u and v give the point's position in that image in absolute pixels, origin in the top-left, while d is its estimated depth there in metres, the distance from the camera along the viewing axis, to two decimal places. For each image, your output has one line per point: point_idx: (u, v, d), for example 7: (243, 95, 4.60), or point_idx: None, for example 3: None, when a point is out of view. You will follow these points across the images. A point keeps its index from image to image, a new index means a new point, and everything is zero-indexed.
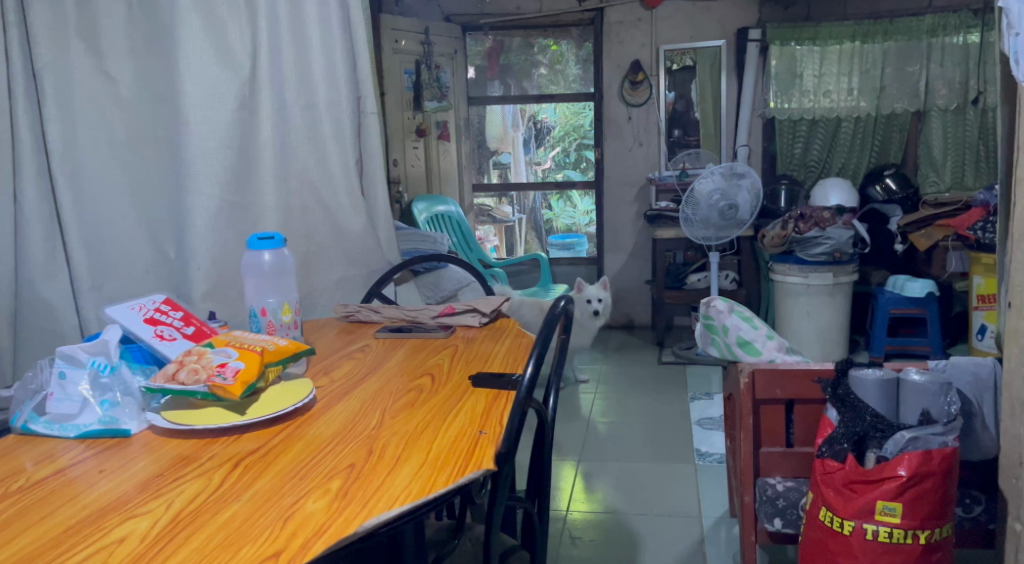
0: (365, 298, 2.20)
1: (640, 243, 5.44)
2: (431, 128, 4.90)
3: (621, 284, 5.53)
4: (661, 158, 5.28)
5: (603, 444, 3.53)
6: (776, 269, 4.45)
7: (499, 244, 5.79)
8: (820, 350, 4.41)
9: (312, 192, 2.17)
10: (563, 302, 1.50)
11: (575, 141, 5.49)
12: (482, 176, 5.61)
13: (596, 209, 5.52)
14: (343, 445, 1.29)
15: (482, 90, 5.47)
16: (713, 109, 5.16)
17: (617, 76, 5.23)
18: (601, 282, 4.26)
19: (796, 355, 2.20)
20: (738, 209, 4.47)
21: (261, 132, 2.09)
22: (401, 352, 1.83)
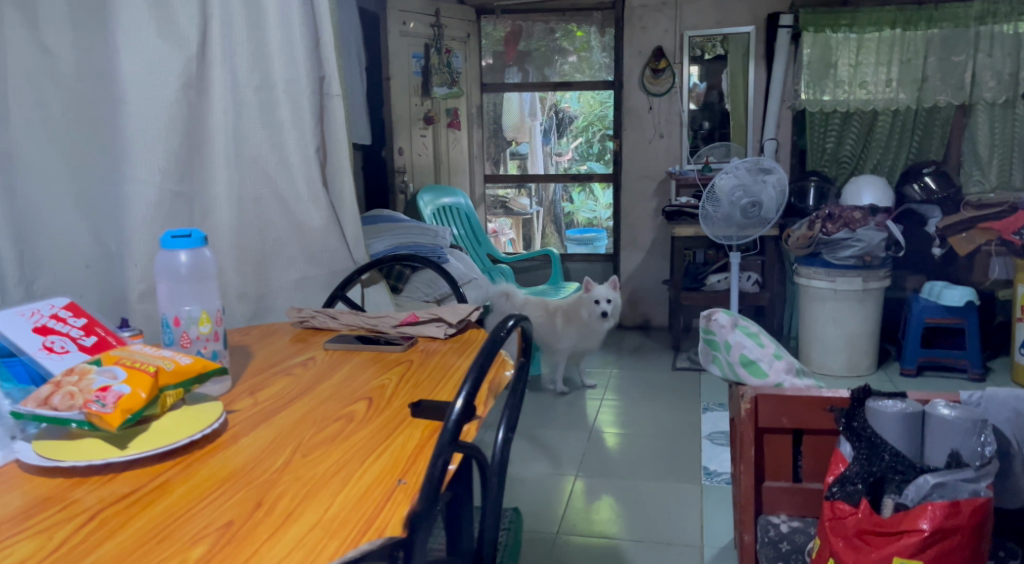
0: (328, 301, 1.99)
1: (659, 240, 5.16)
2: (440, 115, 4.74)
3: (639, 283, 5.26)
4: (683, 152, 5.00)
5: (604, 457, 3.29)
6: (801, 271, 4.17)
7: (515, 238, 5.53)
8: (846, 360, 4.11)
9: (268, 182, 1.97)
10: (515, 319, 1.24)
11: (598, 132, 5.24)
12: (498, 166, 5.37)
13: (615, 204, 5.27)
14: (231, 493, 1.08)
15: (498, 76, 5.23)
16: (741, 100, 4.87)
17: (638, 63, 4.96)
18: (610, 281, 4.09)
19: (808, 379, 1.94)
20: (761, 207, 4.24)
21: (213, 113, 1.89)
22: (347, 367, 1.62)
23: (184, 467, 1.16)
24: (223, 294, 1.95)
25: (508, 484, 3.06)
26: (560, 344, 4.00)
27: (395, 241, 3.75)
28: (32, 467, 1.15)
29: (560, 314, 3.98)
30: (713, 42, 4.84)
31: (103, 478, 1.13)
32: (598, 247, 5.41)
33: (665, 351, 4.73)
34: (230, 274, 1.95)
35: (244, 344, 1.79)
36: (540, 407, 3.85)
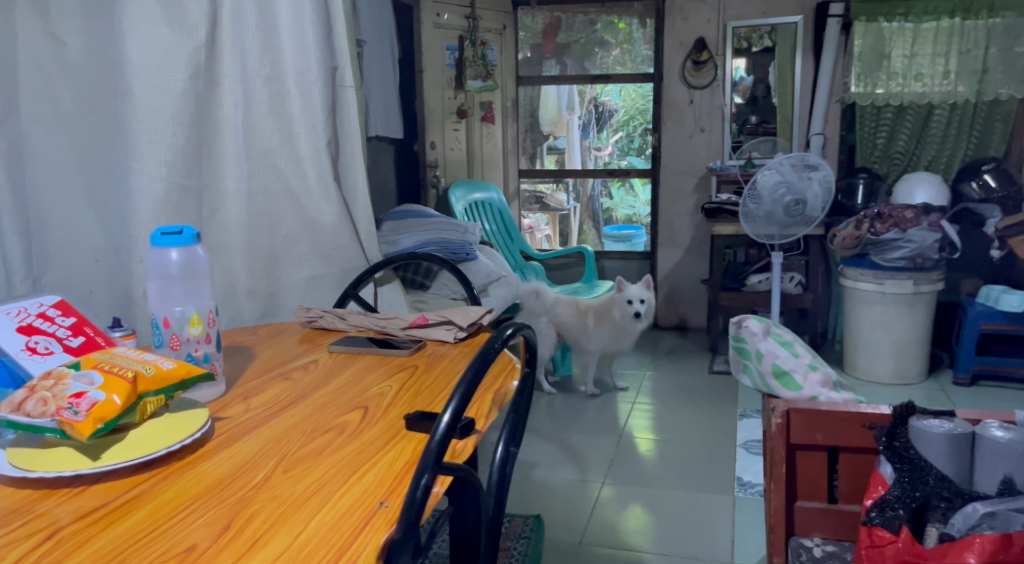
0: (339, 301, 1.92)
1: (699, 238, 5.01)
2: (474, 110, 4.68)
3: (677, 282, 5.11)
4: (725, 147, 4.84)
5: (633, 465, 3.17)
6: (846, 273, 4.00)
7: (551, 234, 5.43)
8: (893, 366, 3.93)
9: (277, 176, 1.90)
10: (510, 329, 1.17)
11: (639, 125, 5.09)
12: (535, 161, 5.27)
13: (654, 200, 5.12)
14: (203, 511, 1.00)
15: (536, 69, 5.13)
16: (787, 93, 4.69)
17: (680, 54, 4.81)
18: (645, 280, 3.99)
19: (846, 392, 1.81)
20: (806, 205, 4.10)
21: (223, 104, 1.82)
22: (349, 372, 1.53)
23: (159, 480, 1.08)
24: (233, 290, 1.89)
25: (532, 490, 2.97)
26: (590, 344, 3.95)
27: (425, 236, 3.67)
28: (1, 478, 1.07)
29: (591, 315, 3.92)
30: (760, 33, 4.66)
31: (71, 491, 1.05)
32: (637, 244, 5.27)
33: (702, 353, 4.58)
34: (240, 271, 1.89)
35: (246, 344, 1.72)
36: (570, 410, 3.75)
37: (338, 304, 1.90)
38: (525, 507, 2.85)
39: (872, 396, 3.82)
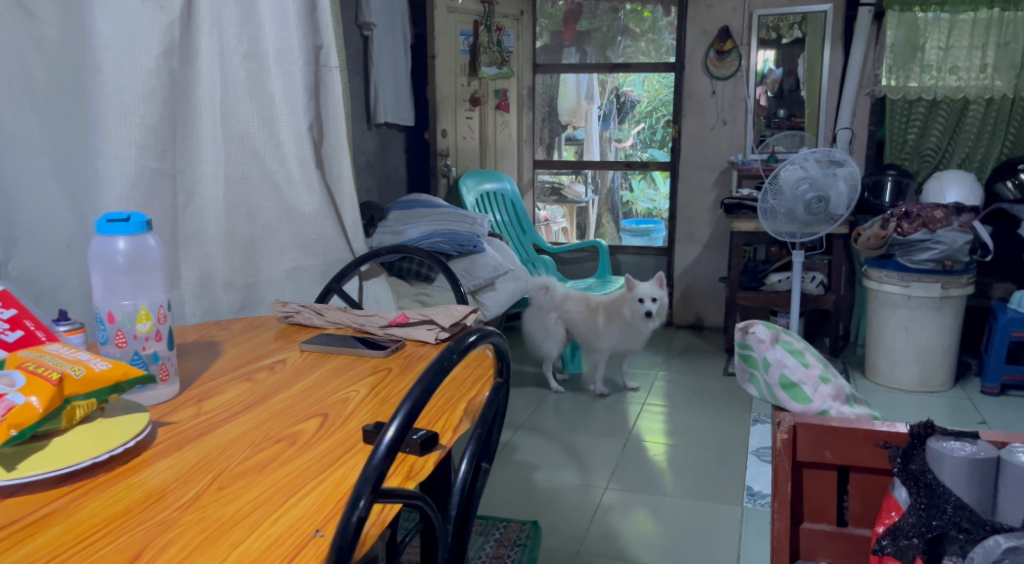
0: (321, 295, 1.81)
1: (718, 234, 4.84)
2: (488, 97, 4.70)
3: (694, 280, 4.96)
4: (748, 140, 4.67)
5: (638, 469, 3.05)
6: (871, 273, 3.83)
7: (567, 227, 5.31)
8: (917, 373, 3.76)
9: (256, 161, 1.80)
10: (473, 336, 1.08)
11: (662, 117, 4.93)
12: (552, 152, 5.15)
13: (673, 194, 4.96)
14: (119, 535, 0.90)
15: (555, 56, 5.01)
16: (814, 84, 4.51)
17: (703, 43, 4.66)
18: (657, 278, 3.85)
19: (863, 409, 1.66)
20: (829, 202, 3.98)
21: (200, 84, 1.72)
22: (317, 374, 1.42)
23: (77, 496, 0.98)
24: (210, 282, 1.78)
25: (532, 493, 2.87)
26: (600, 342, 3.84)
27: (430, 226, 3.70)
28: None
29: (601, 311, 3.81)
30: (790, 22, 4.48)
31: None
32: (654, 238, 5.09)
33: (718, 354, 4.44)
34: (218, 261, 1.78)
35: (216, 339, 1.62)
36: (578, 410, 3.63)
37: (320, 298, 1.80)
38: (523, 511, 2.74)
39: (894, 405, 3.66)
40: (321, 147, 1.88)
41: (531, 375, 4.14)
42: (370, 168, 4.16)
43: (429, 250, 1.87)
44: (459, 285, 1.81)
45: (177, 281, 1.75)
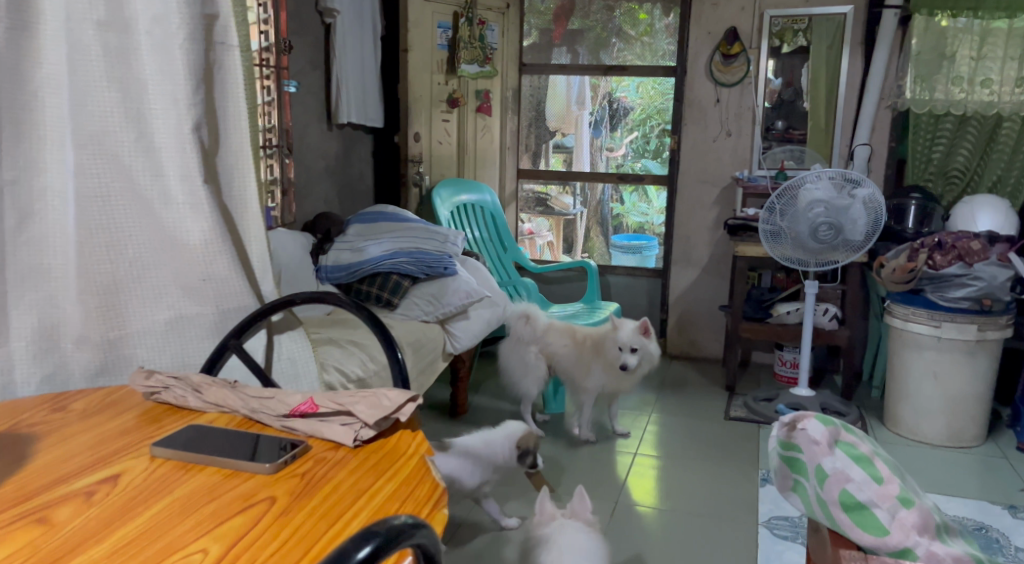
0: (212, 364, 1.33)
1: (718, 256, 4.37)
2: (468, 98, 4.23)
3: (691, 306, 4.48)
4: (753, 153, 4.20)
5: (628, 543, 2.57)
6: (895, 310, 3.38)
7: (553, 243, 4.81)
8: (946, 426, 3.29)
9: (120, 172, 1.35)
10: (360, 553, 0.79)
11: (656, 126, 4.45)
12: (538, 161, 4.67)
13: (670, 210, 4.47)
14: None
15: (544, 57, 4.54)
16: (830, 95, 4.07)
17: (706, 46, 4.20)
18: (644, 323, 3.35)
19: (946, 536, 1.26)
20: (843, 230, 3.56)
21: (44, 64, 1.29)
22: (158, 504, 0.93)
23: None
24: (56, 334, 1.34)
25: None
26: (586, 382, 3.35)
27: (395, 244, 3.28)
28: None
29: (588, 344, 3.34)
30: (795, 29, 4.05)
31: None
32: (647, 258, 4.62)
33: (717, 393, 3.96)
34: (68, 306, 1.34)
35: (35, 430, 1.12)
36: (558, 462, 3.15)
37: (208, 369, 1.32)
38: None
39: (921, 463, 3.19)
40: (213, 155, 1.42)
41: (507, 414, 3.65)
42: (331, 174, 3.68)
43: (350, 300, 1.33)
44: (400, 361, 1.31)
45: (9, 332, 1.31)
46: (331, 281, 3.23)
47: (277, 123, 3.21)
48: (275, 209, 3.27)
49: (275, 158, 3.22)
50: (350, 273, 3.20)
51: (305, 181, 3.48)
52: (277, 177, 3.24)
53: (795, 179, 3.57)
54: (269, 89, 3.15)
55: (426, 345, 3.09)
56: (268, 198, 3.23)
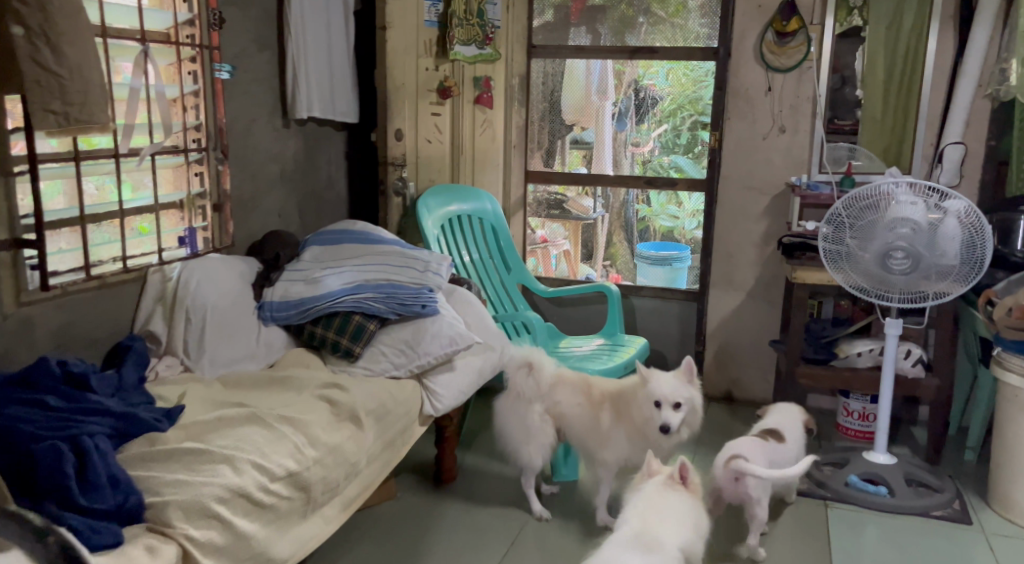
0: None
1: (767, 278, 3.61)
2: (462, 86, 3.47)
3: (732, 337, 3.71)
4: (812, 154, 3.43)
5: None
6: (1010, 363, 2.61)
7: (567, 252, 3.95)
8: None
9: None
10: None
11: (688, 118, 3.64)
12: (552, 160, 3.85)
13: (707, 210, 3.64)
14: None
15: (559, 38, 3.74)
16: (902, 87, 3.32)
17: (757, 23, 3.41)
18: (685, 361, 2.57)
19: None
20: (935, 256, 2.78)
21: None
22: None
23: None
24: None
25: None
26: (604, 453, 2.59)
27: (360, 274, 2.58)
28: None
29: (607, 407, 2.59)
30: (850, 5, 3.30)
31: None
32: (678, 271, 3.80)
33: None
34: None
35: None
36: None
37: None
38: None
39: None
40: None
41: (503, 483, 2.91)
42: (288, 181, 2.95)
43: (42, 549, 1.47)
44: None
45: None
46: (277, 321, 2.51)
47: (206, 118, 2.49)
48: (206, 229, 2.55)
49: (203, 164, 2.50)
50: (301, 312, 2.49)
51: (251, 192, 2.75)
52: (207, 189, 2.53)
53: (868, 186, 2.82)
54: (193, 75, 2.43)
55: (395, 410, 2.36)
56: (196, 215, 2.52)
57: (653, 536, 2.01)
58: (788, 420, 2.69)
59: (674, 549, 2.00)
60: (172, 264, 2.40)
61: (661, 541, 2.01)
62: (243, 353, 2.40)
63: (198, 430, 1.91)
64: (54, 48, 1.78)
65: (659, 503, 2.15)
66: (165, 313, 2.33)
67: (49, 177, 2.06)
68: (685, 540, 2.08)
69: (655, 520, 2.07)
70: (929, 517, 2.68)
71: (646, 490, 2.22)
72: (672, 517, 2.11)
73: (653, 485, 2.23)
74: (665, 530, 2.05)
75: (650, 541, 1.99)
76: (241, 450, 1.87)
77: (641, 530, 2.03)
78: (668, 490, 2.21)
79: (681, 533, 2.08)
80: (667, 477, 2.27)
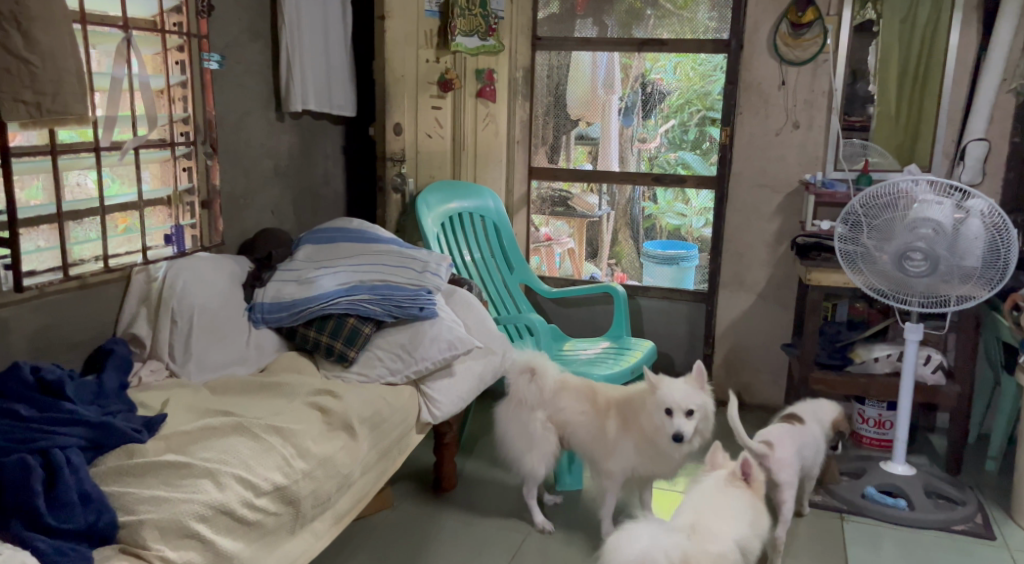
0: None
1: (779, 279, 3.49)
2: (464, 79, 3.35)
3: (742, 339, 3.59)
4: (828, 150, 3.31)
5: None
6: None
7: (570, 251, 3.83)
8: None
9: None
10: None
11: (697, 113, 3.51)
12: (556, 156, 3.73)
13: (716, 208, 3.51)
14: None
15: (564, 30, 3.61)
16: (916, 79, 3.20)
17: (771, 14, 3.29)
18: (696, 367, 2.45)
19: None
20: (955, 257, 2.65)
21: None
22: None
23: None
24: None
25: None
26: (610, 463, 2.48)
27: (354, 274, 2.46)
28: None
29: (614, 414, 2.47)
30: None
31: None
32: (686, 271, 3.66)
33: None
34: None
35: None
36: None
37: None
38: None
39: None
40: None
41: (504, 492, 2.80)
42: (282, 177, 2.84)
43: None
44: None
45: None
46: (268, 324, 2.39)
47: (195, 111, 2.38)
48: (194, 227, 2.44)
49: (191, 159, 2.39)
50: (293, 314, 2.37)
51: (242, 188, 2.63)
52: (195, 185, 2.42)
53: (886, 184, 2.70)
54: (181, 65, 2.32)
55: (391, 417, 2.24)
56: (184, 212, 2.41)
57: (707, 530, 2.01)
58: (815, 411, 2.65)
59: (726, 542, 1.99)
60: (157, 264, 2.29)
61: (712, 533, 2.00)
62: (233, 356, 2.29)
63: (180, 441, 1.80)
64: (27, 33, 1.67)
65: (719, 498, 2.14)
66: (150, 315, 2.22)
67: (25, 172, 1.94)
68: (741, 536, 2.06)
69: (711, 513, 2.07)
70: (950, 531, 2.56)
71: (709, 482, 2.22)
72: (727, 513, 2.09)
73: (716, 479, 2.22)
74: (718, 523, 2.04)
75: (700, 535, 1.99)
76: (225, 463, 1.76)
77: (694, 523, 2.03)
78: (730, 486, 2.20)
79: (737, 529, 2.07)
80: (731, 473, 2.26)
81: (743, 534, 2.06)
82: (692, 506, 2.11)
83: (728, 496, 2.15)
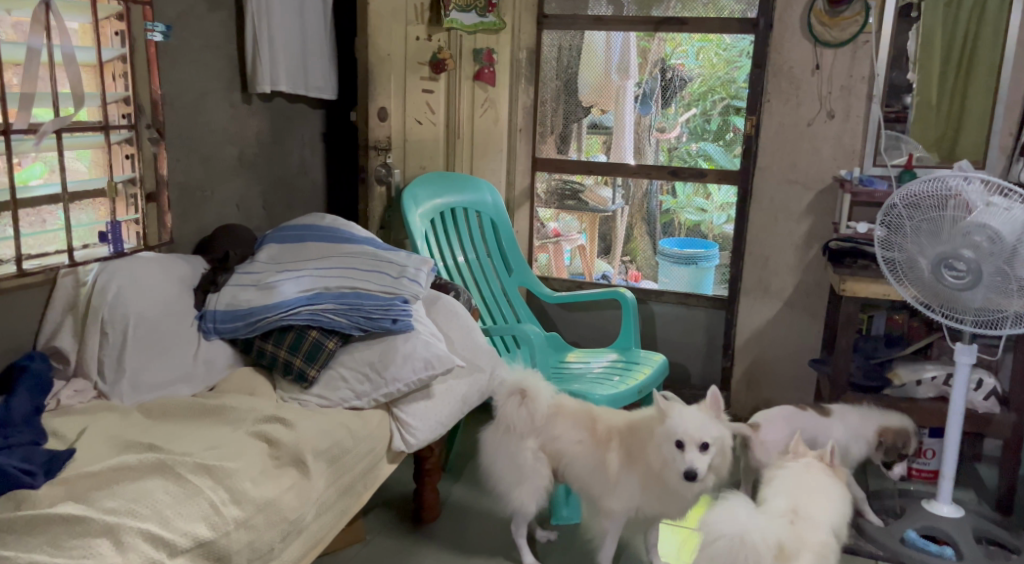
0: None
1: (808, 286, 3.14)
2: (459, 59, 3.03)
3: (766, 351, 3.25)
4: (866, 143, 2.95)
5: None
6: None
7: (579, 248, 3.49)
8: None
9: None
10: None
11: (719, 102, 3.16)
12: (565, 146, 3.39)
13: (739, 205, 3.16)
14: None
15: (575, 7, 3.25)
16: (959, 70, 2.84)
17: None
18: (713, 393, 2.13)
19: None
20: (1009, 270, 2.26)
21: None
22: None
23: None
24: None
25: None
26: (610, 501, 2.15)
27: (320, 279, 2.14)
28: None
29: (615, 446, 2.15)
30: None
31: None
32: (704, 270, 3.32)
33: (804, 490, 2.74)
34: None
35: None
36: None
37: None
38: None
39: None
40: None
41: (493, 524, 2.49)
42: (250, 166, 2.53)
43: None
44: None
45: None
46: (222, 335, 2.08)
47: (137, 90, 2.06)
48: (138, 222, 2.14)
49: (134, 144, 2.09)
50: (248, 325, 2.06)
51: (200, 177, 2.33)
52: (138, 174, 2.11)
53: (928, 182, 2.35)
54: (121, 37, 2.00)
55: (354, 449, 1.93)
56: (127, 205, 2.11)
57: (808, 519, 1.97)
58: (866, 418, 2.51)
59: (826, 530, 1.96)
60: (88, 265, 1.99)
61: (813, 522, 1.97)
62: (177, 372, 1.97)
63: (83, 486, 1.51)
64: None
65: (810, 483, 2.11)
66: (76, 325, 1.92)
67: None
68: (835, 522, 2.03)
69: (807, 500, 2.04)
70: None
71: (793, 467, 2.20)
72: (818, 497, 2.07)
73: (802, 464, 2.20)
74: (817, 509, 2.02)
75: (800, 522, 1.96)
76: (133, 516, 1.47)
77: (792, 508, 1.99)
78: (816, 471, 2.18)
79: (832, 515, 2.04)
80: (815, 459, 2.24)
81: (837, 520, 2.04)
82: (785, 491, 2.07)
83: (818, 479, 2.14)
